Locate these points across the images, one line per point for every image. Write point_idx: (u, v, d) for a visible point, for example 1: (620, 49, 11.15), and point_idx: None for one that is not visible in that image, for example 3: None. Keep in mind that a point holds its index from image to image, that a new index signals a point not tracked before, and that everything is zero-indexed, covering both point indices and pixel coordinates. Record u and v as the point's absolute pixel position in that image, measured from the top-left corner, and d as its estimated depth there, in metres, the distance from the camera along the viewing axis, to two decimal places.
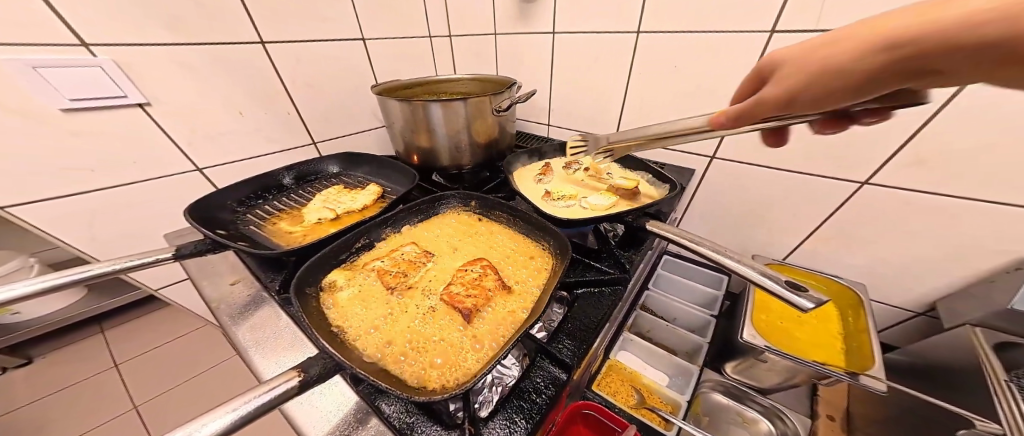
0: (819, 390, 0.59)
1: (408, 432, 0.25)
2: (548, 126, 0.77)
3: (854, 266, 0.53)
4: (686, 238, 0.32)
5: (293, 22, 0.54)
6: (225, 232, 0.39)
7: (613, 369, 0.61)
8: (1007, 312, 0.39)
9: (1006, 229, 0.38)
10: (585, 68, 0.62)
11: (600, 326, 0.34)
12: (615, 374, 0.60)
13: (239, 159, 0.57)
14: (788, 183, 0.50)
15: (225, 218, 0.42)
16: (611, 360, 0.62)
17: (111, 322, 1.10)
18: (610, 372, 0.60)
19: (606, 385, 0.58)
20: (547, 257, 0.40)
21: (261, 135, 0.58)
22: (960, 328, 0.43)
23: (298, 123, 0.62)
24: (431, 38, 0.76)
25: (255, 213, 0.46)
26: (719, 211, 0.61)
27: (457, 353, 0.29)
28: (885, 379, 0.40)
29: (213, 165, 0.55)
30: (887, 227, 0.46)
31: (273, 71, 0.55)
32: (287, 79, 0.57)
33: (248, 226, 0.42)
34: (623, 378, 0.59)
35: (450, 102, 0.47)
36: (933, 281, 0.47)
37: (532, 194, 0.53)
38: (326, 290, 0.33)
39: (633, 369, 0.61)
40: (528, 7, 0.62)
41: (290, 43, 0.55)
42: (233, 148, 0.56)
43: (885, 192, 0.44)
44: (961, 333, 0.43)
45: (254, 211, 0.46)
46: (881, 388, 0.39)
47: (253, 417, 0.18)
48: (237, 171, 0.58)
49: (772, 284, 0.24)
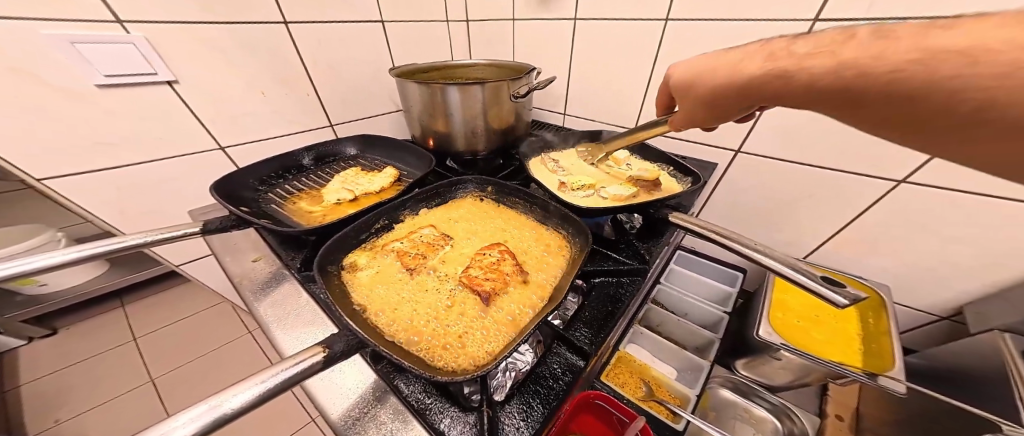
0: (829, 390, 0.59)
1: (427, 413, 0.26)
2: (565, 115, 0.75)
3: (880, 268, 0.52)
4: (712, 231, 0.31)
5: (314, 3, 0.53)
6: (248, 210, 0.39)
7: (622, 362, 0.61)
8: None
9: None
10: (607, 56, 0.60)
11: (616, 317, 0.34)
12: (623, 367, 0.60)
13: (258, 139, 0.58)
14: (816, 180, 0.49)
15: (247, 196, 0.43)
16: (620, 353, 0.63)
17: (130, 297, 1.14)
18: (618, 365, 0.61)
19: (614, 376, 0.58)
20: (565, 245, 0.39)
21: (280, 116, 0.58)
22: (986, 333, 0.42)
23: (316, 105, 0.62)
24: (449, 21, 0.73)
25: (276, 192, 0.46)
26: (739, 206, 0.59)
27: (475, 335, 0.29)
28: (905, 381, 0.39)
29: (236, 145, 0.56)
30: (917, 230, 0.45)
31: (295, 53, 0.55)
32: (308, 60, 0.57)
33: (270, 205, 0.43)
34: (632, 371, 0.60)
35: (468, 87, 0.46)
36: (963, 286, 0.45)
37: (549, 184, 0.52)
38: (346, 269, 0.34)
39: (642, 363, 0.62)
40: None
41: (311, 25, 0.55)
42: (251, 128, 0.56)
43: (924, 192, 0.42)
44: (986, 337, 0.42)
45: (274, 190, 0.46)
46: (902, 391, 0.39)
47: (281, 388, 0.18)
48: (257, 151, 0.58)
49: (805, 279, 0.24)
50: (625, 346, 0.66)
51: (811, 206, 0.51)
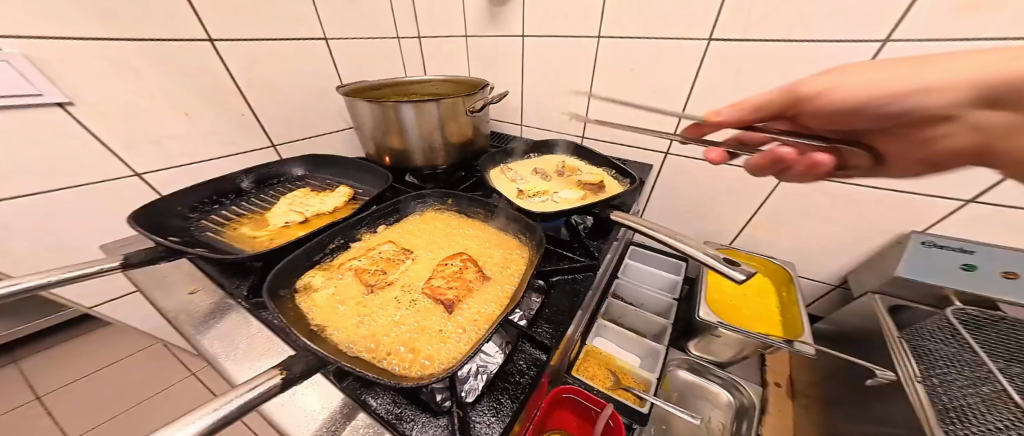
0: (767, 360, 0.68)
1: (397, 423, 0.26)
2: (522, 126, 0.79)
3: (787, 249, 0.61)
4: (645, 227, 0.35)
5: (245, 18, 0.52)
6: (179, 240, 0.36)
7: (590, 356, 0.65)
8: (896, 279, 0.47)
9: (889, 208, 0.47)
10: (553, 71, 0.66)
11: (574, 310, 0.37)
12: (593, 360, 0.64)
13: (187, 163, 0.54)
14: (730, 176, 0.57)
15: (177, 225, 0.40)
16: (588, 347, 0.66)
17: (24, 351, 0.95)
18: (587, 359, 0.64)
19: (585, 370, 0.61)
20: (524, 248, 0.42)
21: (212, 136, 0.55)
22: (865, 296, 0.52)
23: (255, 126, 0.59)
24: (399, 38, 0.75)
25: (211, 219, 0.43)
26: (675, 203, 0.67)
27: (440, 341, 0.30)
28: (813, 343, 0.46)
29: (156, 171, 0.51)
30: (807, 213, 0.54)
31: (225, 68, 0.52)
32: (242, 76, 0.55)
33: (205, 233, 0.40)
34: (599, 364, 0.63)
35: (423, 104, 0.48)
36: (844, 258, 0.55)
37: (507, 192, 0.55)
38: (300, 292, 0.33)
39: (608, 354, 0.66)
40: (497, 11, 0.64)
41: (243, 41, 0.53)
42: (178, 148, 0.52)
43: (807, 182, 0.51)
44: (865, 300, 0.52)
45: (209, 217, 0.43)
46: (812, 353, 0.46)
47: (237, 415, 0.18)
48: (184, 176, 0.54)
49: (712, 261, 0.28)
50: (592, 341, 0.70)
51: (730, 199, 0.60)
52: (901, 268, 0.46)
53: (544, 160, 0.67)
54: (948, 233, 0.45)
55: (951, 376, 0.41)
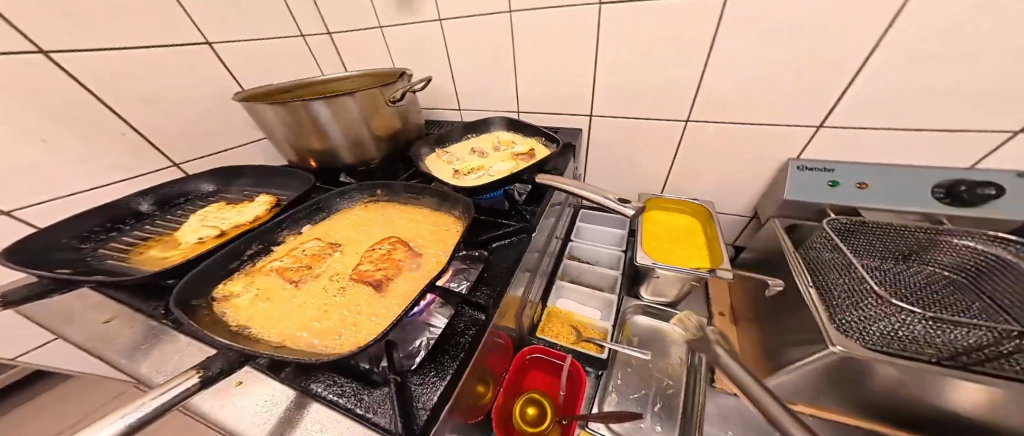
0: (712, 292, 0.75)
1: (342, 401, 0.28)
2: (460, 111, 0.79)
3: (707, 190, 0.67)
4: (569, 186, 0.43)
5: (99, 31, 0.48)
6: (71, 270, 0.35)
7: (553, 317, 0.69)
8: (789, 203, 0.54)
9: (772, 137, 0.54)
10: (473, 50, 0.66)
11: (510, 270, 0.39)
12: (556, 320, 0.68)
13: (59, 197, 0.50)
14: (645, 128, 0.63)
15: (68, 257, 0.38)
16: (551, 309, 0.71)
17: None
18: (551, 319, 0.68)
19: (549, 330, 0.66)
20: (457, 222, 0.44)
21: (100, 163, 0.53)
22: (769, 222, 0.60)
23: (144, 143, 0.56)
24: (305, 35, 0.73)
25: (109, 247, 0.41)
26: (606, 162, 0.72)
27: (371, 317, 0.31)
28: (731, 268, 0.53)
29: (22, 208, 0.48)
30: (714, 154, 0.61)
31: (85, 88, 0.48)
32: (112, 94, 0.51)
33: (106, 261, 0.39)
34: (563, 323, 0.68)
35: (336, 99, 0.47)
36: (750, 189, 0.63)
37: (443, 175, 0.56)
38: (219, 300, 0.33)
39: (569, 311, 0.71)
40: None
41: (103, 50, 0.49)
42: (60, 184, 0.50)
43: (704, 125, 0.57)
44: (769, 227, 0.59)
45: (105, 245, 0.41)
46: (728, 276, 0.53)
47: (162, 411, 0.19)
48: (62, 208, 0.51)
49: (609, 203, 0.38)
50: (553, 303, 0.75)
51: (650, 151, 0.66)
52: (788, 192, 0.54)
53: (481, 137, 0.68)
54: (817, 156, 0.53)
55: (832, 276, 0.48)
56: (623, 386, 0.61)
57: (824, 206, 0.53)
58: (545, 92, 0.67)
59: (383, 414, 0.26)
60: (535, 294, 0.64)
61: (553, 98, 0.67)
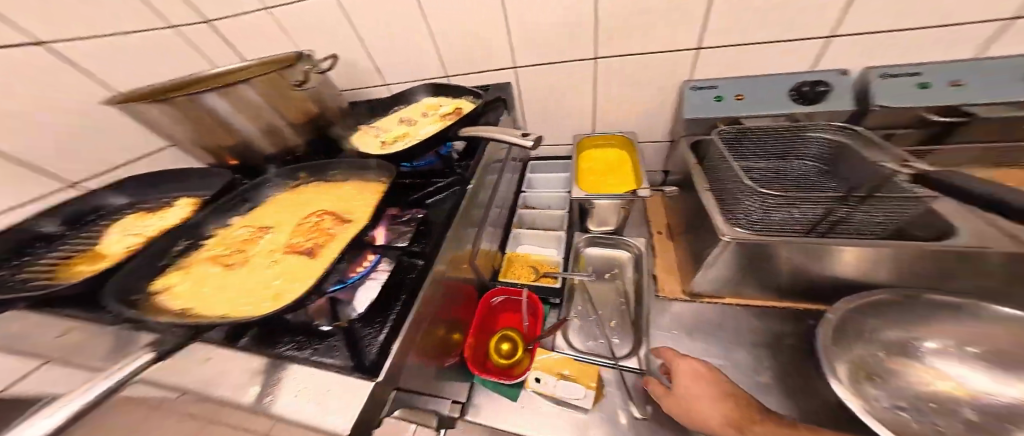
0: (650, 215, 0.84)
1: (304, 354, 0.32)
2: (387, 85, 0.86)
3: (623, 121, 0.80)
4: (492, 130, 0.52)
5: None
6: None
7: (516, 261, 0.77)
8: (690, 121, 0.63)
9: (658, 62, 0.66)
10: (368, 22, 0.70)
11: (447, 222, 0.43)
12: (519, 265, 0.76)
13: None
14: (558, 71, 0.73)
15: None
16: (513, 257, 0.78)
17: None
18: (514, 265, 0.76)
19: (512, 274, 0.74)
20: (383, 181, 0.46)
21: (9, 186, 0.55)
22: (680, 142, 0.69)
23: (26, 166, 0.56)
24: (179, 28, 0.70)
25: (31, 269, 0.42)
26: (538, 108, 0.82)
27: (306, 279, 0.36)
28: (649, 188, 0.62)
29: None
30: (621, 84, 0.72)
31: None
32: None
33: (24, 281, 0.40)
34: (525, 266, 0.76)
35: (232, 87, 0.44)
36: (656, 113, 0.75)
37: (370, 149, 0.57)
38: (155, 293, 0.35)
39: (530, 255, 0.79)
40: None
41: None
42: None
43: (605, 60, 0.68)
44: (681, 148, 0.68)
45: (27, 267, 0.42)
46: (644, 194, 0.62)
47: (122, 382, 0.23)
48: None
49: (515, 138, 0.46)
50: (515, 250, 0.82)
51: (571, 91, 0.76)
52: (687, 111, 0.62)
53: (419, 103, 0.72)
54: (702, 75, 0.65)
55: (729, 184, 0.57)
56: (584, 311, 0.70)
57: (717, 120, 0.62)
58: (462, 52, 0.73)
59: (334, 357, 0.31)
60: (491, 242, 0.70)
61: (468, 56, 0.73)
